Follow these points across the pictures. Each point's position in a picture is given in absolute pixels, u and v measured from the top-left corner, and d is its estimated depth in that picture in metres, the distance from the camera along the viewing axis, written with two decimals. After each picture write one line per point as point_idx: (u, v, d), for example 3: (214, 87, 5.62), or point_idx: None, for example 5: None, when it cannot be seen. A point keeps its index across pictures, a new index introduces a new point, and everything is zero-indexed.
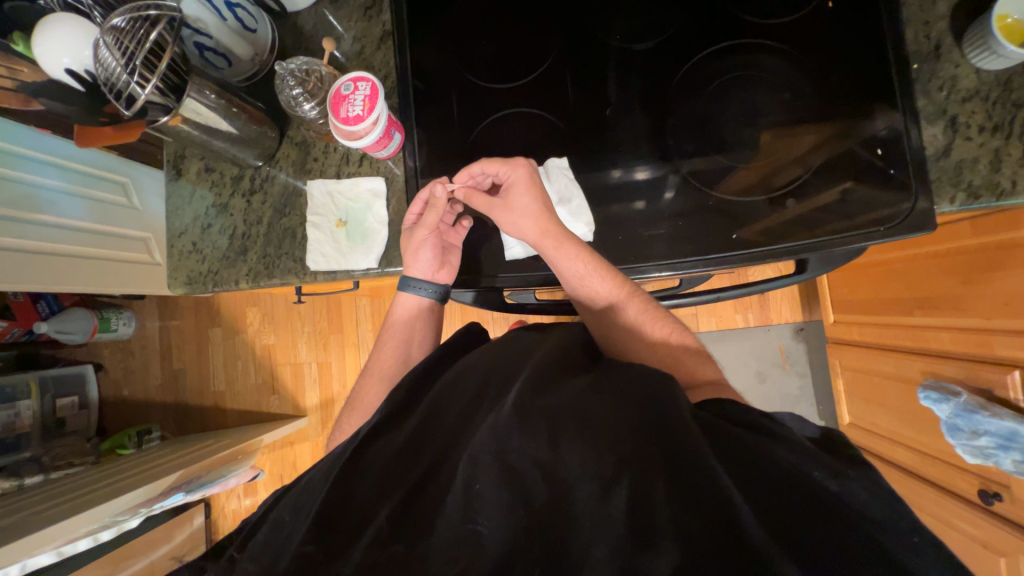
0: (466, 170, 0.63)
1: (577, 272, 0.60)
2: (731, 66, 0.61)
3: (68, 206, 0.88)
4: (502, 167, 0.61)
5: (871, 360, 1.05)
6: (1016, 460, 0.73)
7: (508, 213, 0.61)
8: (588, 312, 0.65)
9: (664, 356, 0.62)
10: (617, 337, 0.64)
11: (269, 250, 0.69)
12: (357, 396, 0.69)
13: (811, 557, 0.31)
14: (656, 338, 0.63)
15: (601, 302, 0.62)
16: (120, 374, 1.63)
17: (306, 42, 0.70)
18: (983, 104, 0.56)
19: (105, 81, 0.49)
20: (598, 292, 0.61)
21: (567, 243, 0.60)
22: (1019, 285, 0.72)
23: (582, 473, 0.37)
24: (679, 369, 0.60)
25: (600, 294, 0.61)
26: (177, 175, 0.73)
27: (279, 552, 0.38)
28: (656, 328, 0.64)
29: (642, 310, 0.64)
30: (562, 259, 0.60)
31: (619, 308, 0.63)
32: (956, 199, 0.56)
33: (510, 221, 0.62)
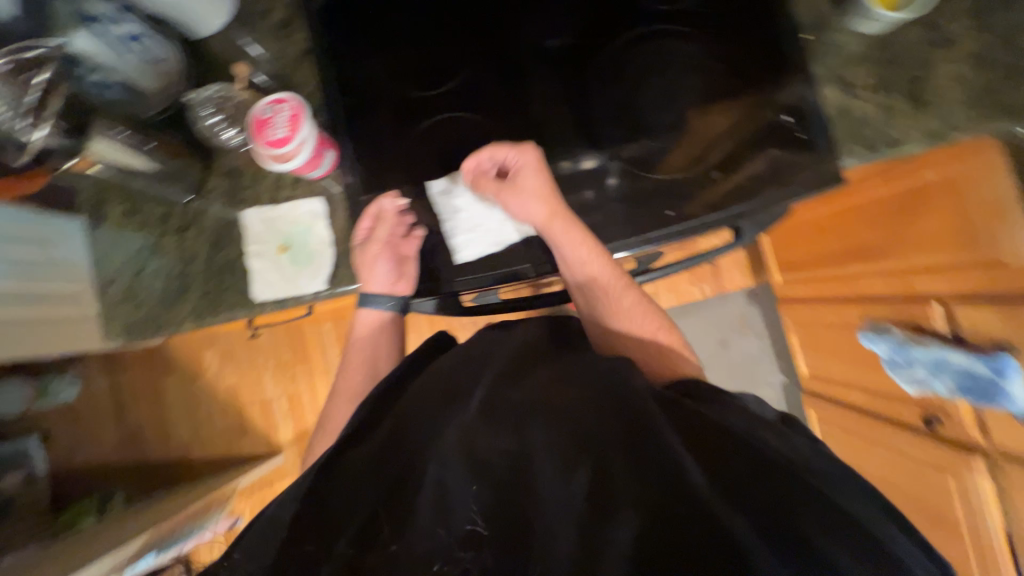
0: (475, 157, 0.62)
1: (581, 253, 0.59)
2: (645, 52, 0.63)
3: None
4: (512, 150, 0.61)
5: (818, 314, 1.12)
6: (948, 384, 0.80)
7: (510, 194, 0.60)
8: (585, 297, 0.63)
9: (648, 349, 0.60)
10: (611, 327, 0.62)
11: (210, 286, 0.67)
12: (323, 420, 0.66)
13: (759, 503, 0.34)
14: (647, 333, 0.61)
15: (599, 284, 0.61)
16: (70, 440, 1.52)
17: (221, 68, 0.68)
18: (870, 65, 0.61)
19: None
20: (597, 275, 0.60)
21: (569, 225, 0.60)
22: (929, 226, 0.79)
23: (546, 458, 0.38)
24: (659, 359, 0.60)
25: (598, 276, 0.61)
26: (98, 221, 0.69)
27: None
28: (649, 322, 0.62)
29: (636, 300, 0.63)
30: (568, 239, 0.59)
31: (614, 293, 0.62)
32: (858, 154, 0.61)
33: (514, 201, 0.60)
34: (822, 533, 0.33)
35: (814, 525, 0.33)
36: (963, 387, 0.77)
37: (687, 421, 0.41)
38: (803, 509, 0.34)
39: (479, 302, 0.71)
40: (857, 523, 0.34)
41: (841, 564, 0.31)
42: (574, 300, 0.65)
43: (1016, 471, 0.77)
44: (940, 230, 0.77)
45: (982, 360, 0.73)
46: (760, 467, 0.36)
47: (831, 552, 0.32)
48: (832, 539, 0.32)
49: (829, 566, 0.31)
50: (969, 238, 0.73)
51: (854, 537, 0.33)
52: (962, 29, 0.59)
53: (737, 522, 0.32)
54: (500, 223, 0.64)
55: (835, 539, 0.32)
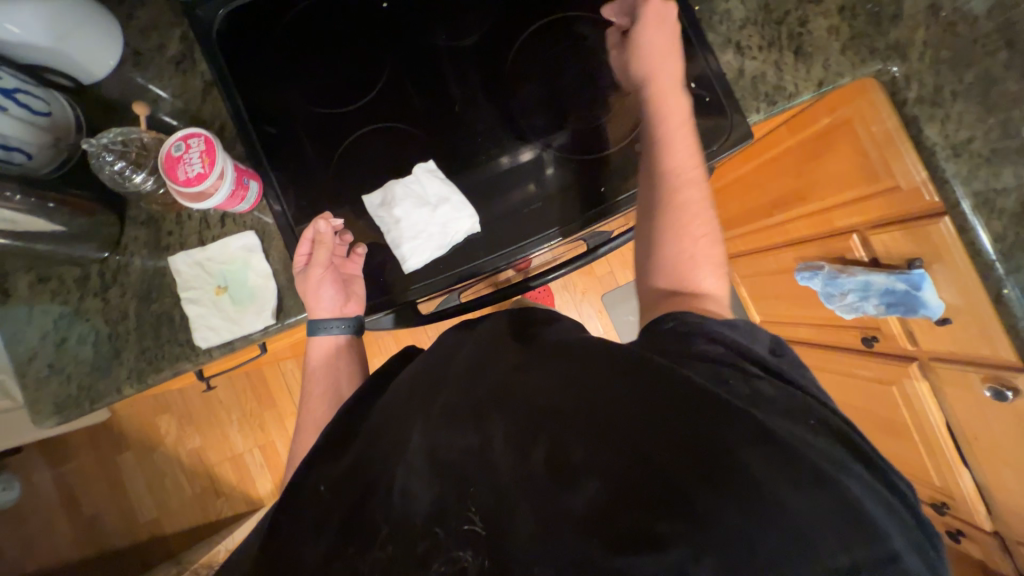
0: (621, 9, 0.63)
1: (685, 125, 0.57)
2: (554, 41, 0.66)
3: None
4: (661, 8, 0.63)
5: (760, 263, 1.20)
6: (875, 304, 0.87)
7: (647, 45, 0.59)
8: (647, 165, 0.57)
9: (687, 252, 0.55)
10: (690, 212, 0.55)
11: (146, 344, 0.62)
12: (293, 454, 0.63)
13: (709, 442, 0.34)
14: (695, 237, 0.55)
15: (671, 157, 0.56)
16: (17, 546, 1.37)
17: (120, 113, 0.64)
18: (756, 27, 0.66)
19: None
20: (675, 147, 0.56)
21: (672, 95, 0.59)
22: (836, 166, 0.86)
23: (504, 445, 0.38)
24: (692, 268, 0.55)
25: (676, 150, 0.56)
26: (5, 297, 0.63)
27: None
28: (702, 227, 0.56)
29: (699, 203, 0.57)
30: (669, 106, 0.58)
31: (682, 174, 0.56)
32: (761, 108, 0.66)
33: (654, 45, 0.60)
34: (772, 472, 0.32)
35: (765, 464, 0.32)
36: (888, 304, 0.85)
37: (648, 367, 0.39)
38: (755, 450, 0.33)
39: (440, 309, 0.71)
40: (812, 458, 0.33)
41: (790, 502, 0.31)
42: (647, 178, 0.57)
43: (945, 370, 0.86)
44: (847, 167, 0.85)
45: (900, 276, 0.82)
46: (717, 408, 0.35)
47: (780, 489, 0.31)
48: (782, 477, 0.32)
49: (769, 498, 0.31)
50: (873, 170, 0.80)
51: (806, 472, 0.32)
52: None
53: (681, 472, 0.33)
54: (443, 225, 0.62)
55: (786, 473, 0.32)
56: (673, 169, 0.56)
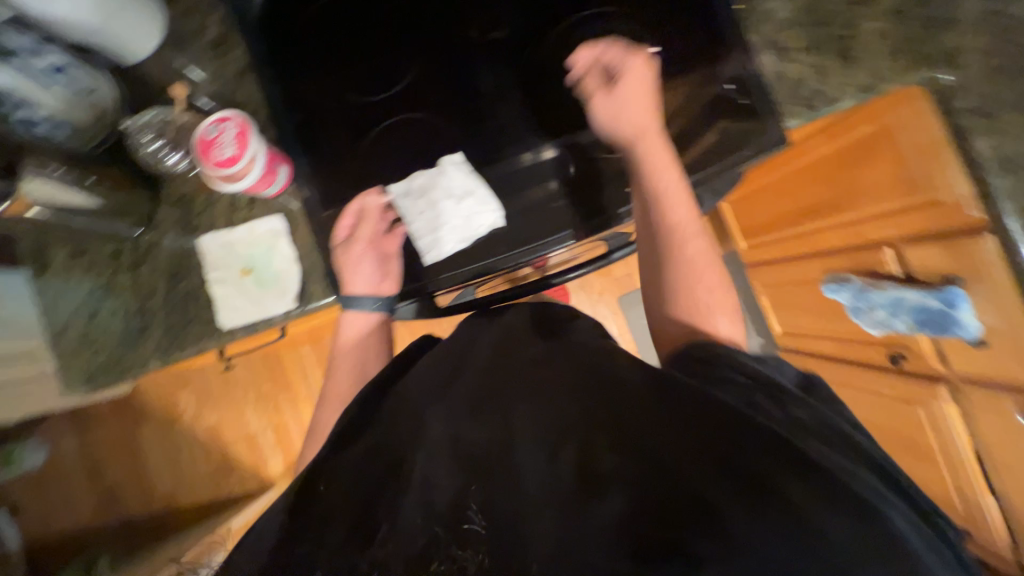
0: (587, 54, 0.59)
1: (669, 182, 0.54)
2: (588, 36, 0.65)
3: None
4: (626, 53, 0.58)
5: (784, 273, 1.17)
6: (905, 320, 0.85)
7: (624, 103, 0.56)
8: (643, 224, 0.56)
9: (694, 304, 0.53)
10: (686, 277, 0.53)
11: (172, 321, 0.64)
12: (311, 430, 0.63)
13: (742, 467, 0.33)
14: (705, 291, 0.53)
15: (675, 212, 0.54)
16: (42, 509, 1.43)
17: (157, 94, 0.65)
18: (798, 28, 0.64)
19: None
20: (671, 206, 0.54)
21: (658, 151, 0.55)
22: (873, 176, 0.84)
23: (531, 444, 0.38)
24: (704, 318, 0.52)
25: (678, 206, 0.54)
26: (42, 268, 0.65)
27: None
28: (711, 278, 0.54)
29: (704, 254, 0.54)
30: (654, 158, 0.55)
31: (684, 228, 0.54)
32: (798, 113, 0.64)
33: (609, 103, 0.57)
34: (813, 500, 0.30)
35: (804, 494, 0.31)
36: (920, 322, 0.82)
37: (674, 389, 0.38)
38: (794, 478, 0.31)
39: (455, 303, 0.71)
40: (854, 490, 0.32)
41: (833, 532, 0.29)
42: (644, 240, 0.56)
43: (977, 393, 0.83)
44: (884, 179, 0.82)
45: (934, 293, 0.79)
46: (750, 432, 0.34)
47: (818, 518, 0.30)
48: (825, 507, 0.30)
49: (805, 522, 0.30)
50: (911, 183, 0.77)
51: (848, 502, 0.31)
52: None
53: (711, 491, 0.32)
54: (466, 216, 0.62)
55: (826, 504, 0.30)
56: (676, 229, 0.54)
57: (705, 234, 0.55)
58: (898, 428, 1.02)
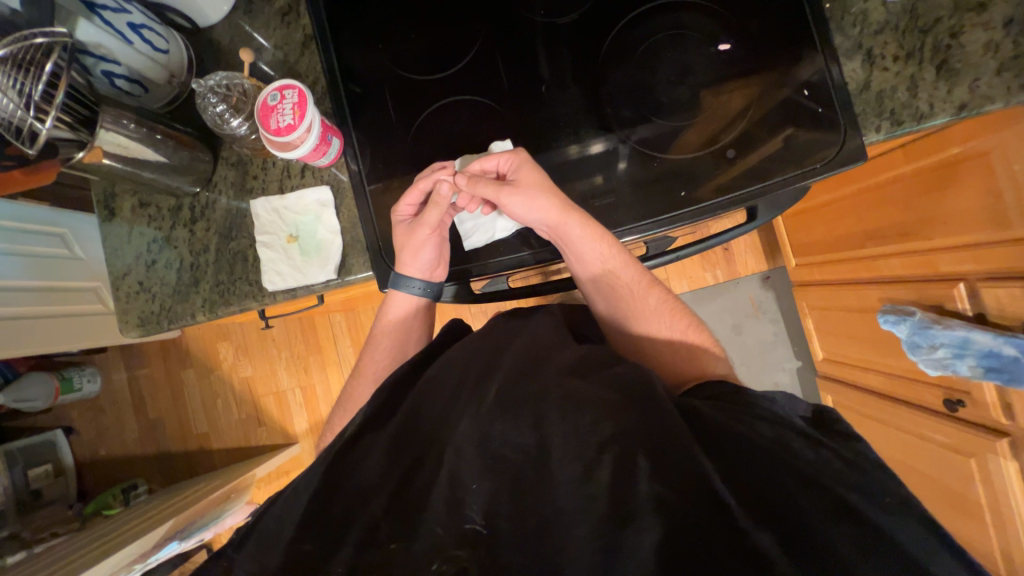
0: (492, 160, 0.62)
1: (603, 255, 0.62)
2: (657, 29, 0.61)
3: (12, 266, 0.88)
4: (501, 157, 0.61)
5: (835, 298, 1.10)
6: (972, 365, 0.77)
7: (538, 197, 0.59)
8: (601, 293, 0.67)
9: (669, 347, 0.65)
10: (641, 329, 0.66)
11: (221, 278, 0.67)
12: (345, 399, 0.68)
13: (783, 516, 0.34)
14: (672, 335, 0.65)
15: (621, 284, 0.65)
16: (93, 435, 1.56)
17: (225, 58, 0.68)
18: (895, 34, 0.58)
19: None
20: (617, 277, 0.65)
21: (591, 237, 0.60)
22: (958, 203, 0.76)
23: (565, 455, 0.37)
24: (687, 355, 0.63)
25: (624, 279, 0.65)
26: (110, 215, 0.69)
27: (268, 552, 0.38)
28: (674, 322, 0.66)
29: (662, 300, 0.67)
30: (587, 241, 0.60)
31: (637, 293, 0.66)
32: (882, 128, 0.59)
33: (525, 202, 0.59)
34: (858, 554, 0.32)
35: (847, 544, 0.32)
36: (987, 368, 0.75)
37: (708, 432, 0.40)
38: (839, 532, 0.33)
39: (488, 290, 0.69)
40: (901, 547, 0.33)
41: None
42: (603, 303, 0.68)
43: None
44: (970, 207, 0.74)
45: (1009, 339, 0.72)
46: (794, 480, 0.36)
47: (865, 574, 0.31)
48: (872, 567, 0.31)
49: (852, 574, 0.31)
50: (1001, 214, 0.70)
51: (894, 561, 0.32)
52: None
53: (759, 534, 0.32)
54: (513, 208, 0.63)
55: (870, 559, 0.31)
56: (627, 295, 0.66)
57: (648, 291, 0.66)
58: (943, 477, 0.95)
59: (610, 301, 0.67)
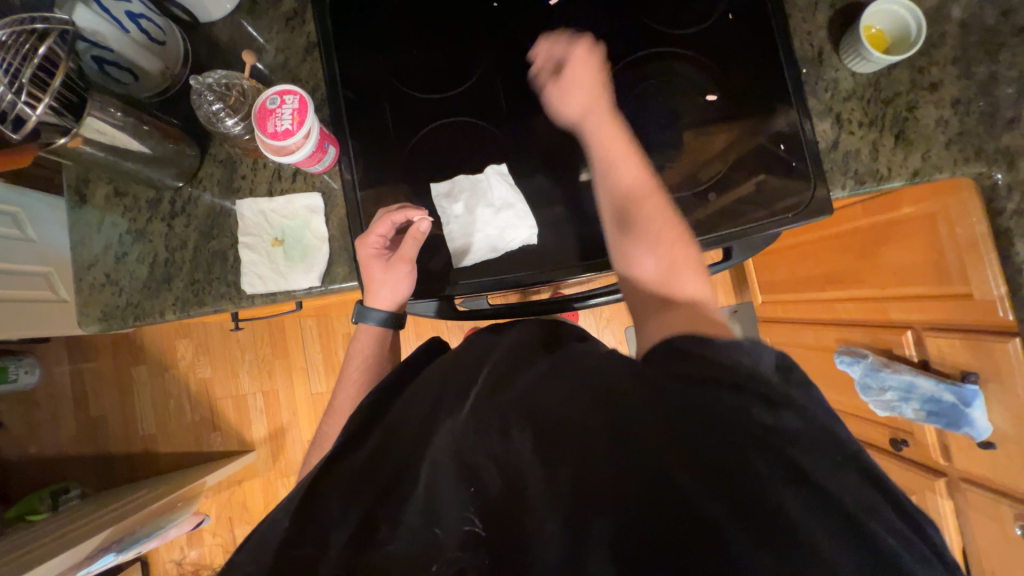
0: (540, 49, 0.64)
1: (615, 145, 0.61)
2: (650, 74, 0.65)
3: None
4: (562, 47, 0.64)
5: (797, 335, 1.16)
6: (915, 408, 0.83)
7: (573, 88, 0.62)
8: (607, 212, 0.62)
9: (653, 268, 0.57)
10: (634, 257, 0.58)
11: (197, 277, 0.65)
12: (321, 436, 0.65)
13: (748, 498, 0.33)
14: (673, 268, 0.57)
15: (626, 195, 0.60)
16: (25, 431, 1.44)
17: (223, 54, 0.67)
18: (860, 101, 0.64)
19: None
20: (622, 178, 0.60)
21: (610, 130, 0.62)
22: (905, 255, 0.83)
23: (529, 458, 0.38)
24: (665, 279, 0.56)
25: (623, 177, 0.60)
26: (81, 202, 0.66)
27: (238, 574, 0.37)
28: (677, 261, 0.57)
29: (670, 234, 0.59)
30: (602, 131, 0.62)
31: (631, 193, 0.59)
32: (846, 185, 0.64)
33: (556, 96, 0.63)
34: None
35: (804, 510, 0.32)
36: (929, 412, 0.80)
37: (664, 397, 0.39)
38: (796, 499, 0.33)
39: (472, 306, 0.71)
40: None
41: None
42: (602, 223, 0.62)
43: (973, 494, 0.82)
44: (916, 262, 0.81)
45: (949, 387, 0.77)
46: (757, 454, 0.35)
47: None
48: None
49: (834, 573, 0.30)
50: (944, 271, 0.77)
51: None
52: (946, 74, 0.63)
53: (719, 513, 0.32)
54: (500, 228, 0.64)
55: None
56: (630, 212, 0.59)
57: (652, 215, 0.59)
58: None
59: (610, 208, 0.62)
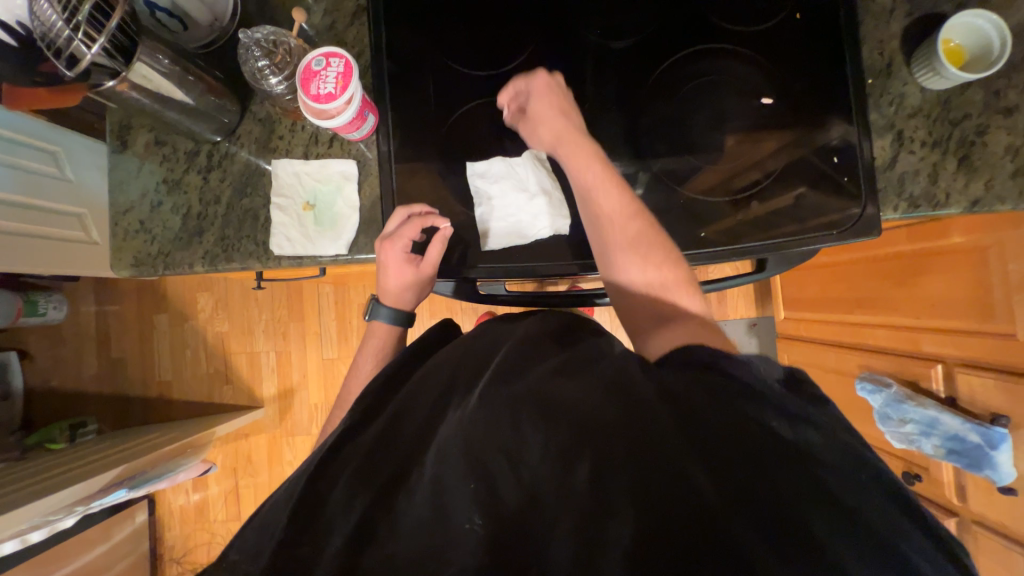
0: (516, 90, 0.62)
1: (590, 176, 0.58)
2: (705, 70, 0.62)
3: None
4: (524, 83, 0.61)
5: (816, 356, 1.13)
6: (935, 445, 0.81)
7: (541, 121, 0.60)
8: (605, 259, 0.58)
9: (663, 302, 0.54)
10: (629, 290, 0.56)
11: (227, 233, 0.65)
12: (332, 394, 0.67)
13: (775, 519, 0.32)
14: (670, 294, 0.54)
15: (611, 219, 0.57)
16: (50, 363, 1.50)
17: (271, 11, 0.66)
18: (926, 120, 0.61)
19: (45, 36, 0.46)
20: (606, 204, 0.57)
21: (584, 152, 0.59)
22: (946, 287, 0.80)
23: (544, 456, 0.37)
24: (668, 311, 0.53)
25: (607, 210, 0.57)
26: (122, 146, 0.67)
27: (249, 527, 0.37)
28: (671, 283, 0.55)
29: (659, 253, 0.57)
30: (577, 158, 0.59)
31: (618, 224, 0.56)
32: (899, 207, 0.61)
33: (536, 127, 0.61)
34: None
35: (827, 528, 0.32)
36: (950, 450, 0.78)
37: (694, 416, 0.38)
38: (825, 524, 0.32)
39: (487, 291, 0.69)
40: None
41: None
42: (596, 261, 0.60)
43: (983, 538, 0.80)
44: (956, 295, 0.78)
45: (976, 427, 0.74)
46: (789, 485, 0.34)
47: None
48: None
49: None
50: (988, 308, 0.73)
51: None
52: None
53: (742, 527, 0.32)
54: (532, 215, 0.63)
55: None
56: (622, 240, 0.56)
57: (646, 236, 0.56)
58: None
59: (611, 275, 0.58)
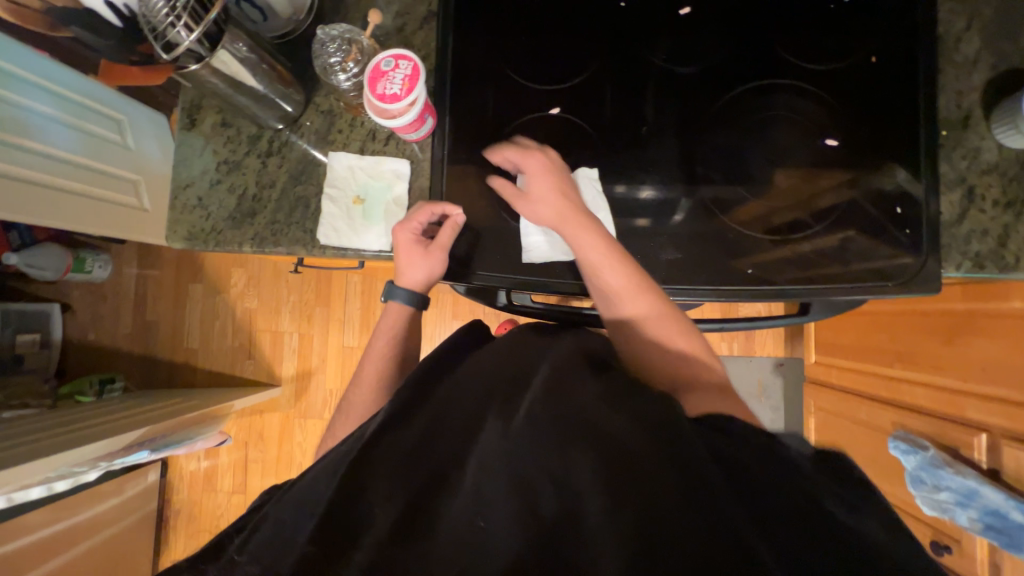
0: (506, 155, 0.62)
1: (591, 257, 0.57)
2: (770, 105, 0.61)
3: (65, 136, 0.89)
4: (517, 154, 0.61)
5: (845, 405, 1.09)
6: (971, 517, 0.76)
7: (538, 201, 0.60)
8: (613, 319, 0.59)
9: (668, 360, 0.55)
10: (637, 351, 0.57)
11: (278, 218, 0.67)
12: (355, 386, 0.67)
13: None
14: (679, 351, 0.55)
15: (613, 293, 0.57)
16: (88, 319, 1.56)
17: (345, 9, 0.68)
18: (1000, 178, 0.59)
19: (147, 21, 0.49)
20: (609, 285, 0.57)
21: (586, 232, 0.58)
22: (1000, 351, 0.76)
23: (591, 485, 0.34)
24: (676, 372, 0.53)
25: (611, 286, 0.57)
26: (190, 124, 0.69)
27: (276, 512, 0.38)
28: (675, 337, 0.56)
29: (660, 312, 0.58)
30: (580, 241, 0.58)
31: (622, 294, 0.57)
32: (962, 265, 0.58)
33: (534, 204, 0.61)
34: None
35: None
36: (988, 526, 0.74)
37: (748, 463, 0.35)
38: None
39: (518, 303, 0.69)
40: None
41: None
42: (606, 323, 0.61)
43: None
44: (1010, 361, 0.74)
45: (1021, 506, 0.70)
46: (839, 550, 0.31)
47: None
48: None
49: None
50: None
51: None
52: None
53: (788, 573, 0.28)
54: None
55: None
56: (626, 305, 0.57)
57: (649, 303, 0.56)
58: None
59: (609, 308, 0.58)
